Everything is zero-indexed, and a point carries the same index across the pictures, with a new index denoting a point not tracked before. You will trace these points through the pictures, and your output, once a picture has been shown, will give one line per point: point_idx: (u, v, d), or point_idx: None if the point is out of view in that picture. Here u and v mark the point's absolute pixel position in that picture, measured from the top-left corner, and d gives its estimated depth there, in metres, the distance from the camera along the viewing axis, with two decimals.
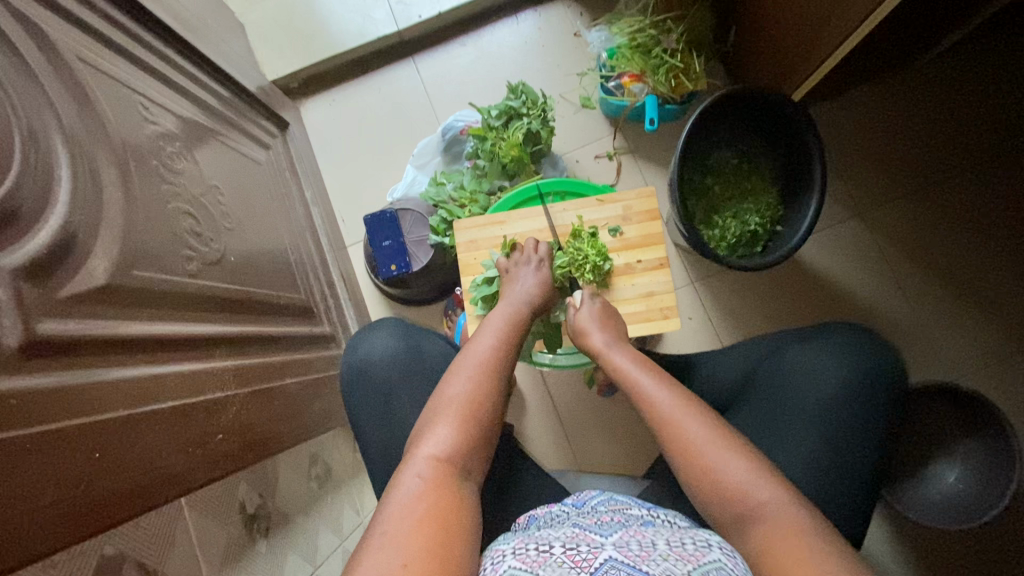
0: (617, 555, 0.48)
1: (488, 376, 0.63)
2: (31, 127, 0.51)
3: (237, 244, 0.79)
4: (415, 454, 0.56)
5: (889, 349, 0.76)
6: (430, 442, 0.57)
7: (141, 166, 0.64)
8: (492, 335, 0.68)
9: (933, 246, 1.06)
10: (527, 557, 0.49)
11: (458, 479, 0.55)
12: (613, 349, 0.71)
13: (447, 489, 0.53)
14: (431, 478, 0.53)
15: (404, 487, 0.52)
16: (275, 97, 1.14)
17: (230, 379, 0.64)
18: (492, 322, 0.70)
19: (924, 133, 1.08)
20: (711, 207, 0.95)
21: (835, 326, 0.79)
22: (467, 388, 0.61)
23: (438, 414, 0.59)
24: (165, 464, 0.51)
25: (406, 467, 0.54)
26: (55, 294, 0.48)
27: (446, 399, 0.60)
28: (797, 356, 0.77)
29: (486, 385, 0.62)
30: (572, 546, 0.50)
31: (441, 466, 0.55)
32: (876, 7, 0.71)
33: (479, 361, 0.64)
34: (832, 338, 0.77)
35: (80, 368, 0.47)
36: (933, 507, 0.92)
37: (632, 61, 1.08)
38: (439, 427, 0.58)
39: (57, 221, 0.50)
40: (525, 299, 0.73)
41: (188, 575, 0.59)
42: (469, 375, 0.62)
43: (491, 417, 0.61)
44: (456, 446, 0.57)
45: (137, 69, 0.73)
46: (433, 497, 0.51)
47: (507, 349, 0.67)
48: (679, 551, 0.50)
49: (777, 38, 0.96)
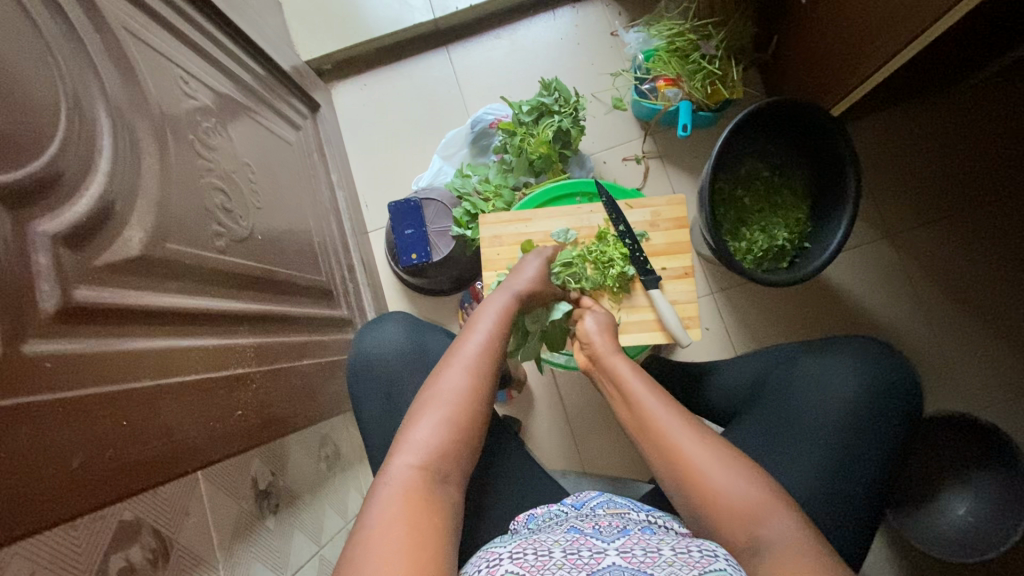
0: (618, 560, 0.50)
1: (474, 378, 0.61)
2: (77, 94, 0.52)
3: (265, 223, 0.80)
4: (394, 461, 0.55)
5: (901, 359, 0.74)
6: (409, 447, 0.56)
7: (178, 139, 0.65)
8: (483, 330, 0.64)
9: (963, 272, 1.04)
10: (526, 562, 0.51)
11: (435, 485, 0.55)
12: (613, 357, 0.69)
13: (422, 499, 0.53)
14: (405, 486, 0.53)
15: (378, 496, 0.53)
16: (308, 78, 1.14)
17: (251, 356, 0.65)
18: (486, 315, 0.66)
19: (962, 157, 1.06)
20: (740, 219, 0.94)
21: (846, 338, 0.76)
22: (455, 388, 0.60)
23: (425, 411, 0.58)
24: (186, 436, 0.52)
25: (383, 476, 0.54)
26: (91, 262, 0.49)
27: (430, 402, 0.59)
28: (808, 366, 0.75)
29: (474, 384, 0.61)
30: (573, 551, 0.52)
31: (419, 474, 0.54)
32: (927, 26, 0.70)
33: (470, 360, 0.62)
34: (842, 348, 0.75)
35: (111, 337, 0.48)
36: (943, 538, 0.91)
37: (669, 64, 1.06)
38: (419, 429, 0.57)
39: (98, 190, 0.50)
40: (524, 292, 0.69)
41: (201, 546, 0.60)
42: (459, 375, 0.61)
43: (480, 413, 0.60)
44: (438, 448, 0.57)
45: (178, 42, 0.73)
46: (408, 505, 0.52)
47: (499, 346, 0.64)
48: (684, 554, 0.50)
49: (819, 49, 0.94)
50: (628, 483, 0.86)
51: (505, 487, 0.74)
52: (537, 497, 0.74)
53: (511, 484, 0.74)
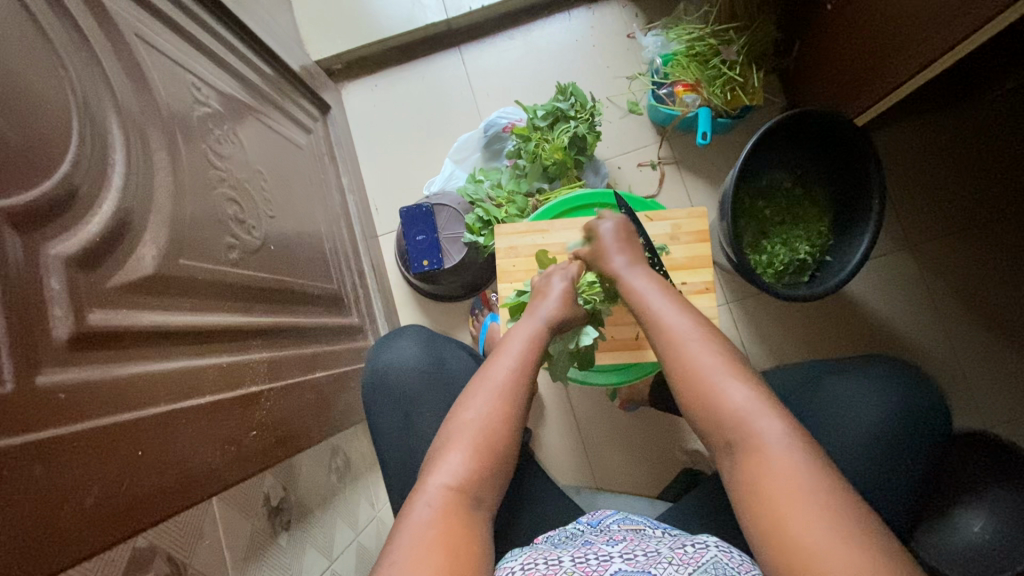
0: (623, 564, 0.49)
1: (507, 403, 0.59)
2: (89, 106, 0.50)
3: (277, 232, 0.78)
4: (428, 483, 0.54)
5: (927, 383, 0.71)
6: (442, 470, 0.54)
7: (190, 147, 0.63)
8: (512, 357, 0.63)
9: (985, 287, 1.02)
10: (536, 572, 0.50)
11: (470, 509, 0.53)
12: (627, 271, 0.67)
13: (459, 522, 0.51)
14: (441, 508, 0.52)
15: (414, 517, 0.51)
16: (318, 79, 1.12)
17: (264, 372, 0.64)
18: (513, 341, 0.65)
19: (986, 169, 1.03)
20: (761, 231, 0.92)
21: (874, 362, 0.73)
22: (485, 412, 0.58)
23: (454, 439, 0.57)
24: (202, 462, 0.50)
25: (417, 497, 0.53)
26: (104, 283, 0.47)
27: (463, 425, 0.57)
28: (833, 390, 0.72)
29: (505, 409, 0.59)
30: (581, 559, 0.51)
31: (454, 497, 0.53)
32: (960, 40, 0.68)
33: (498, 385, 0.60)
34: (867, 372, 0.72)
35: (124, 360, 0.47)
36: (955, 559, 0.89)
37: (688, 69, 1.04)
38: (452, 454, 0.55)
39: (111, 206, 0.49)
40: (552, 319, 0.67)
41: (214, 568, 0.59)
42: (487, 401, 0.59)
43: (511, 441, 0.58)
44: (471, 473, 0.55)
45: (189, 46, 0.71)
46: (444, 527, 0.50)
47: (528, 372, 0.63)
48: (679, 551, 0.51)
49: (844, 57, 0.92)
50: (644, 499, 0.84)
51: (521, 505, 0.73)
52: (554, 517, 0.73)
53: (528, 503, 0.73)
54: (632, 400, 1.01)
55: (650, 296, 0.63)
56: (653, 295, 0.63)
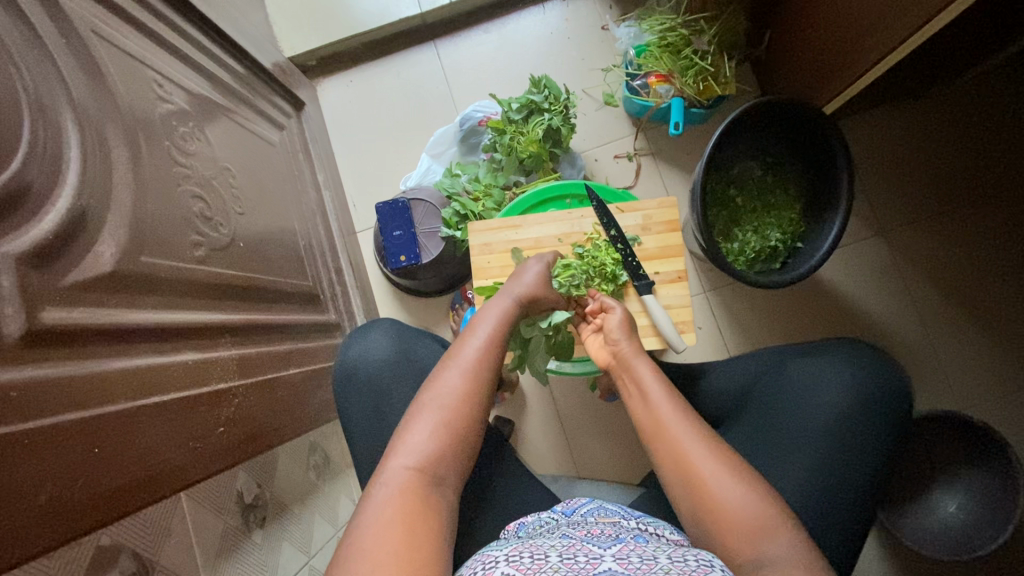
0: (614, 565, 0.49)
1: (474, 381, 0.60)
2: (42, 103, 0.49)
3: (247, 228, 0.78)
4: (391, 460, 0.54)
5: (892, 365, 0.72)
6: (406, 447, 0.55)
7: (153, 145, 0.63)
8: (482, 334, 0.63)
9: (954, 270, 1.03)
10: (522, 565, 0.50)
11: (431, 489, 0.53)
12: (635, 358, 0.67)
13: (417, 501, 0.51)
14: (401, 487, 0.52)
15: (374, 497, 0.51)
16: (291, 76, 1.11)
17: (233, 368, 0.64)
18: (484, 320, 0.65)
19: (954, 154, 1.05)
20: (733, 219, 0.93)
21: (836, 341, 0.75)
22: (452, 390, 0.58)
23: (420, 415, 0.57)
24: (164, 459, 0.50)
25: (380, 477, 0.53)
26: (59, 281, 0.47)
27: (429, 402, 0.58)
28: (797, 372, 0.73)
29: (471, 387, 0.59)
30: (569, 556, 0.51)
31: (414, 476, 0.53)
32: (919, 27, 0.69)
33: (467, 362, 0.61)
34: (831, 354, 0.73)
35: (82, 358, 0.47)
36: (933, 537, 0.90)
37: (661, 60, 1.04)
38: (417, 430, 0.56)
39: (66, 203, 0.49)
40: (525, 296, 0.68)
41: (184, 565, 0.59)
42: (456, 376, 0.59)
43: (476, 418, 0.59)
44: (434, 450, 0.55)
45: (152, 43, 0.71)
46: (401, 506, 0.51)
47: (496, 350, 0.63)
48: (680, 563, 0.49)
49: (812, 46, 0.92)
50: (620, 486, 0.84)
51: (496, 495, 0.73)
52: (529, 506, 0.73)
53: (502, 493, 0.73)
54: (611, 391, 1.01)
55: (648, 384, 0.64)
56: (654, 382, 0.64)
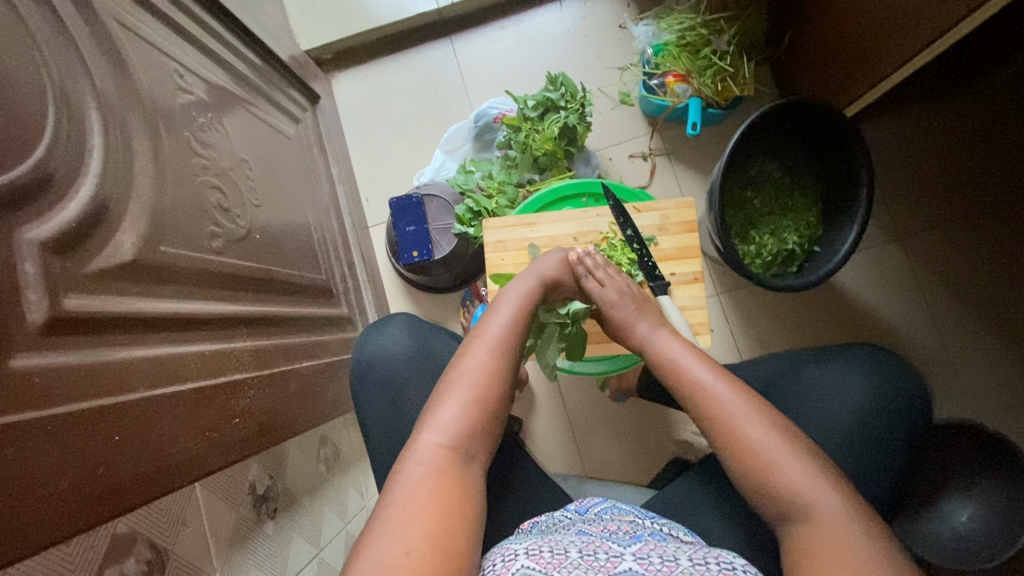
0: (636, 565, 0.48)
1: (502, 358, 0.60)
2: (66, 91, 0.49)
3: (263, 221, 0.78)
4: (423, 436, 0.54)
5: (912, 372, 0.71)
6: (439, 423, 0.55)
7: (173, 134, 0.63)
8: (508, 312, 0.64)
9: (972, 278, 1.02)
10: (542, 559, 0.50)
11: (461, 469, 0.53)
12: (654, 337, 0.67)
13: (451, 480, 0.51)
14: (434, 465, 0.52)
15: (407, 474, 0.51)
16: (307, 69, 1.11)
17: (248, 360, 0.64)
18: (508, 299, 0.65)
19: (974, 161, 1.03)
20: (749, 221, 0.92)
21: (855, 347, 0.74)
22: (480, 366, 0.58)
23: (452, 390, 0.57)
24: (181, 449, 0.50)
25: (412, 453, 0.53)
26: (81, 269, 0.47)
27: (459, 378, 0.58)
28: (815, 378, 0.72)
29: (500, 362, 0.59)
30: (590, 553, 0.51)
31: (446, 455, 0.53)
32: (945, 31, 0.68)
33: (495, 339, 0.61)
34: (850, 360, 0.72)
35: (101, 346, 0.47)
36: (945, 548, 0.89)
37: (679, 60, 1.04)
38: (448, 406, 0.56)
39: (89, 191, 0.49)
40: (545, 277, 0.70)
41: (197, 555, 0.59)
42: (485, 352, 0.60)
43: (505, 393, 0.59)
44: (465, 425, 0.55)
45: (173, 34, 0.71)
46: (436, 486, 0.50)
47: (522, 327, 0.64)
48: (701, 567, 0.49)
49: (834, 48, 0.91)
50: (630, 487, 0.84)
51: (507, 492, 0.73)
52: (540, 505, 0.73)
53: (513, 491, 0.73)
54: (620, 390, 1.00)
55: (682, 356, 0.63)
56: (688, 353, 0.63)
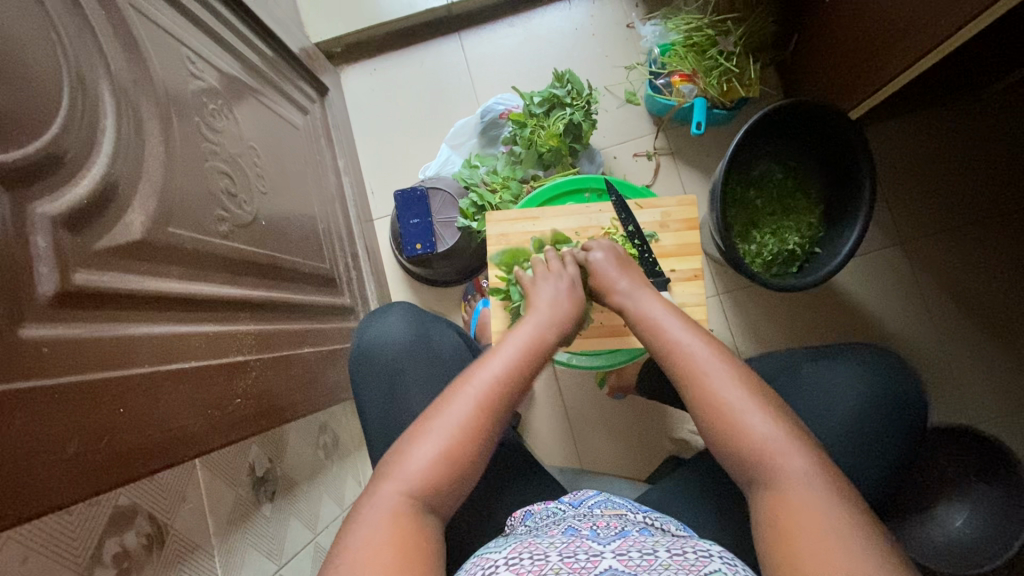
0: (614, 563, 0.48)
1: (486, 408, 0.56)
2: (81, 73, 0.51)
3: (269, 208, 0.79)
4: (394, 477, 0.52)
5: (908, 372, 0.71)
6: (410, 468, 0.52)
7: (183, 119, 0.64)
8: (506, 356, 0.60)
9: (973, 284, 1.02)
10: (520, 568, 0.49)
11: (423, 518, 0.51)
12: (637, 298, 0.68)
13: (409, 528, 0.49)
14: (393, 511, 0.50)
15: (366, 518, 0.49)
16: (317, 61, 1.13)
17: (251, 343, 0.65)
18: (506, 343, 0.62)
19: (978, 166, 1.04)
20: (751, 221, 0.93)
21: (850, 347, 0.74)
22: (462, 416, 0.55)
23: (426, 435, 0.54)
24: (184, 425, 0.51)
25: (378, 491, 0.51)
26: (90, 246, 0.48)
27: (437, 426, 0.54)
28: (811, 377, 0.73)
29: (486, 412, 0.56)
30: (569, 554, 0.50)
31: (409, 501, 0.51)
32: (949, 35, 0.68)
33: (487, 386, 0.57)
34: (846, 360, 0.72)
35: (109, 321, 0.48)
36: (944, 551, 0.89)
37: (685, 60, 1.04)
38: (419, 449, 0.53)
39: (100, 170, 0.50)
40: (548, 319, 0.66)
41: (196, 532, 0.61)
42: (473, 400, 0.56)
43: (485, 449, 0.56)
44: (432, 475, 0.52)
45: (187, 21, 0.72)
46: (394, 538, 0.48)
47: (519, 375, 0.60)
48: (680, 558, 0.49)
49: (839, 51, 0.92)
50: (626, 482, 0.85)
51: (502, 483, 0.74)
52: (535, 496, 0.73)
53: (509, 482, 0.74)
54: (620, 389, 1.02)
55: (666, 324, 0.64)
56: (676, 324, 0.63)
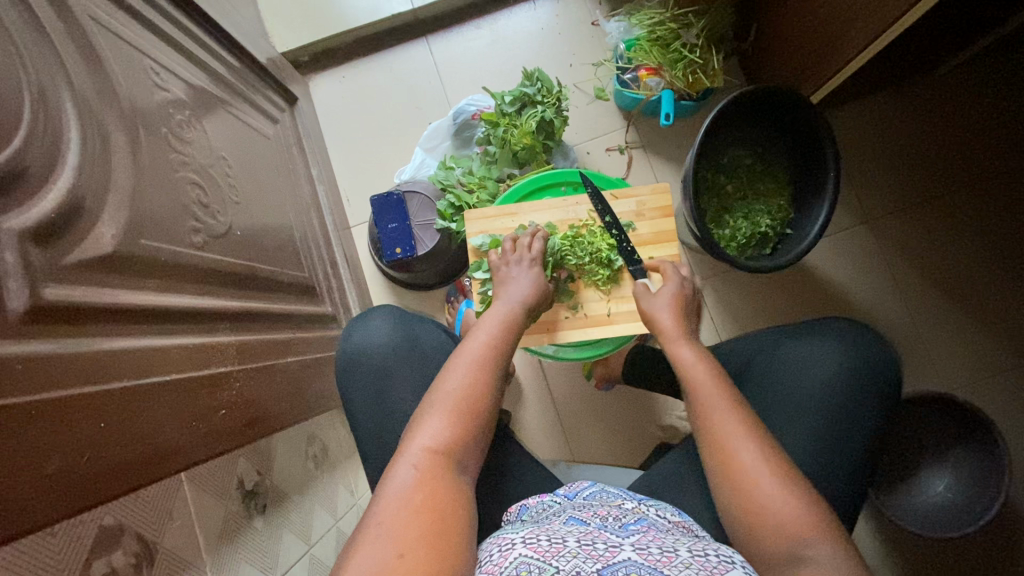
0: (634, 555, 0.48)
1: (482, 373, 0.60)
2: (42, 86, 0.49)
3: (243, 217, 0.78)
4: (409, 446, 0.54)
5: (883, 343, 0.73)
6: (422, 433, 0.55)
7: (150, 131, 0.63)
8: (487, 332, 0.65)
9: (937, 256, 1.06)
10: (539, 547, 0.50)
11: (454, 473, 0.54)
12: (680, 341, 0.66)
13: (443, 484, 0.52)
14: (425, 470, 0.52)
15: (397, 480, 0.51)
16: (284, 70, 1.11)
17: (233, 354, 0.64)
18: (486, 324, 0.66)
19: (934, 143, 1.08)
20: (723, 207, 0.95)
21: (824, 321, 0.76)
22: (463, 383, 0.59)
23: (431, 408, 0.57)
24: (168, 437, 0.51)
25: (400, 459, 0.53)
26: (61, 260, 0.47)
27: (441, 394, 0.58)
28: (790, 353, 0.75)
29: (482, 377, 0.60)
30: (587, 542, 0.51)
31: (437, 459, 0.54)
32: (898, 17, 0.71)
33: (474, 356, 0.62)
34: (824, 332, 0.74)
35: (83, 336, 0.47)
36: (925, 516, 0.91)
37: (650, 53, 1.06)
38: (433, 419, 0.56)
39: (66, 183, 0.49)
40: (522, 299, 0.70)
41: (186, 549, 0.59)
42: (464, 371, 0.60)
43: (487, 409, 0.59)
44: (453, 435, 0.56)
45: (148, 32, 0.70)
46: (429, 493, 0.51)
47: (503, 346, 0.64)
48: (701, 558, 0.49)
49: (797, 39, 0.95)
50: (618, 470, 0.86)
51: (496, 479, 0.73)
52: (529, 489, 0.74)
53: (503, 477, 0.74)
54: (607, 380, 1.01)
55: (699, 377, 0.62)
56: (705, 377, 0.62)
